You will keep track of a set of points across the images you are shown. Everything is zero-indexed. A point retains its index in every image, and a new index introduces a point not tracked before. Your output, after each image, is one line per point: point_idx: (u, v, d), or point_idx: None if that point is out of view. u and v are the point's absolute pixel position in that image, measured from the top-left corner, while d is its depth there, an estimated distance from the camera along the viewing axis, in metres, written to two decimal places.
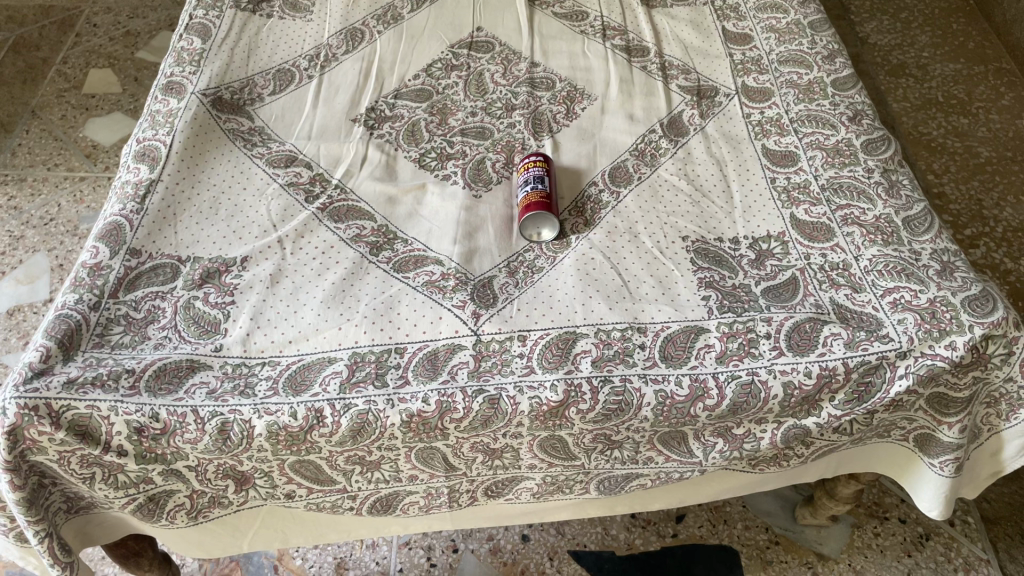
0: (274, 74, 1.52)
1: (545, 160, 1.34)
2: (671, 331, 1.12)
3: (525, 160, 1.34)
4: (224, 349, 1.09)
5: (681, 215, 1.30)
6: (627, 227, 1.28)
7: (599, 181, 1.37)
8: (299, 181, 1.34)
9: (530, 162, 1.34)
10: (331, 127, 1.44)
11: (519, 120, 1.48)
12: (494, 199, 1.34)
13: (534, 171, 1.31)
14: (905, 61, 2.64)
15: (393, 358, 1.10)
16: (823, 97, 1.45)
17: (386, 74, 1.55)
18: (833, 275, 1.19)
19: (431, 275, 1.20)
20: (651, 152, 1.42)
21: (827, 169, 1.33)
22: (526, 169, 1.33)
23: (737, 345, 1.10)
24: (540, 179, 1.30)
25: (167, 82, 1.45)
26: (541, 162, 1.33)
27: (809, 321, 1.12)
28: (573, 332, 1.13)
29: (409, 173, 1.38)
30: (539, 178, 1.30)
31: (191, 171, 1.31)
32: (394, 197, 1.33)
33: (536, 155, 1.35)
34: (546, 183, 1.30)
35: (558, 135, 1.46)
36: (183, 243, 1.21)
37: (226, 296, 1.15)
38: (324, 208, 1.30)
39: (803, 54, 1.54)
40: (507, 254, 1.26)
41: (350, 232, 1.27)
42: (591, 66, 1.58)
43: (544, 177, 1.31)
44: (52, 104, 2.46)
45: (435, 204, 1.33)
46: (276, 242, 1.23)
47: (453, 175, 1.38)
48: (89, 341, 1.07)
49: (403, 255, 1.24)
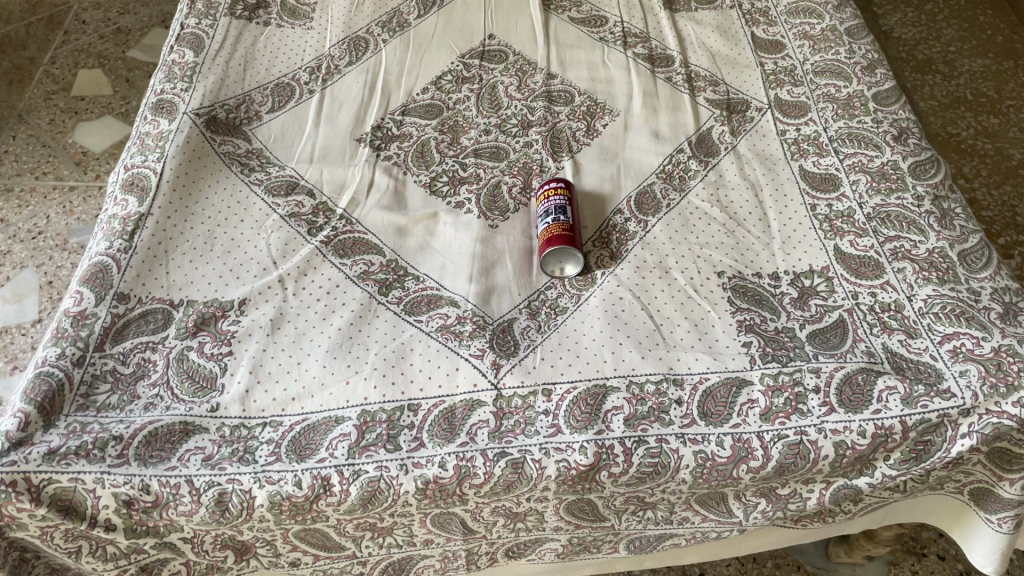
0: (273, 89, 1.41)
1: (567, 187, 1.24)
2: (711, 384, 1.03)
3: (545, 187, 1.24)
4: (221, 408, 0.99)
5: (715, 247, 1.20)
6: (657, 262, 1.18)
7: (624, 207, 1.26)
8: (301, 210, 1.24)
9: (551, 189, 1.23)
10: (335, 148, 1.34)
11: (536, 139, 1.37)
12: (511, 228, 1.24)
13: (556, 201, 1.21)
14: (931, 57, 2.53)
15: (406, 416, 1.00)
16: (864, 113, 1.35)
17: (393, 88, 1.45)
18: (885, 317, 1.09)
19: (446, 318, 1.10)
20: (680, 174, 1.31)
21: (872, 196, 1.23)
22: (546, 197, 1.22)
23: (783, 401, 1.01)
24: (563, 209, 1.20)
25: (157, 100, 1.34)
26: (563, 191, 1.23)
27: (861, 371, 1.03)
28: (603, 385, 1.03)
29: (419, 200, 1.28)
30: (561, 208, 1.20)
31: (184, 202, 1.20)
32: (404, 228, 1.23)
33: (556, 182, 1.24)
34: (569, 214, 1.20)
35: (578, 156, 1.35)
36: (176, 284, 1.11)
37: (223, 346, 1.05)
38: (328, 240, 1.20)
39: (840, 64, 1.44)
40: (527, 292, 1.16)
41: (357, 268, 1.17)
42: (613, 77, 1.47)
43: (567, 207, 1.21)
44: (40, 108, 2.34)
45: (448, 235, 1.22)
46: (277, 282, 1.13)
47: (467, 202, 1.27)
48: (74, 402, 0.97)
49: (415, 294, 1.14)
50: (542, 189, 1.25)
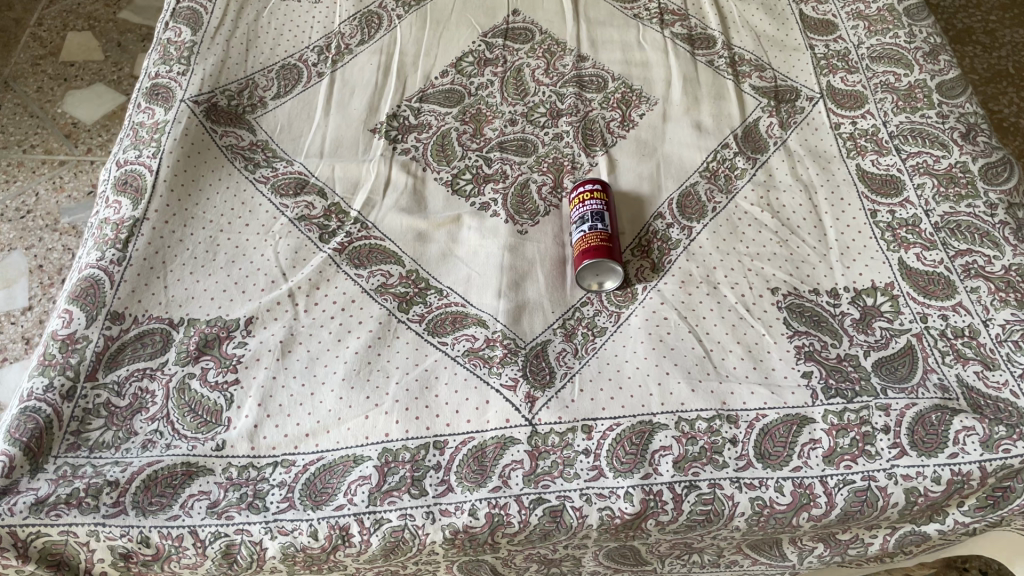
0: (278, 72, 1.29)
1: (603, 190, 1.12)
2: (769, 421, 0.93)
3: (580, 189, 1.12)
4: (226, 446, 0.89)
5: (767, 259, 1.09)
6: (704, 275, 1.07)
7: (665, 211, 1.15)
8: (311, 213, 1.12)
9: (586, 192, 1.12)
10: (347, 141, 1.22)
11: (567, 131, 1.26)
12: (541, 234, 1.13)
13: (592, 206, 1.10)
14: (971, 26, 2.39)
15: (432, 456, 0.90)
16: (928, 106, 1.23)
17: (409, 71, 1.33)
18: (958, 344, 0.99)
19: (474, 340, 1.00)
20: (725, 173, 1.20)
21: (940, 203, 1.12)
22: (580, 202, 1.11)
23: (850, 442, 0.91)
24: (600, 215, 1.09)
25: (152, 85, 1.22)
26: (600, 195, 1.11)
27: (935, 409, 0.93)
28: (649, 422, 0.93)
29: (440, 201, 1.17)
30: (598, 214, 1.09)
31: (183, 204, 1.09)
32: (424, 234, 1.12)
33: (591, 183, 1.13)
34: (607, 221, 1.08)
35: (613, 150, 1.24)
36: (175, 301, 1.00)
37: (228, 373, 0.95)
38: (341, 248, 1.09)
39: (899, 49, 1.32)
40: (561, 309, 1.05)
41: (374, 281, 1.06)
42: (649, 60, 1.35)
43: (604, 213, 1.09)
44: (27, 74, 2.21)
45: (472, 243, 1.12)
46: (287, 297, 1.03)
47: (493, 203, 1.16)
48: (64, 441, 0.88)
49: (438, 312, 1.04)
50: (576, 191, 1.13)
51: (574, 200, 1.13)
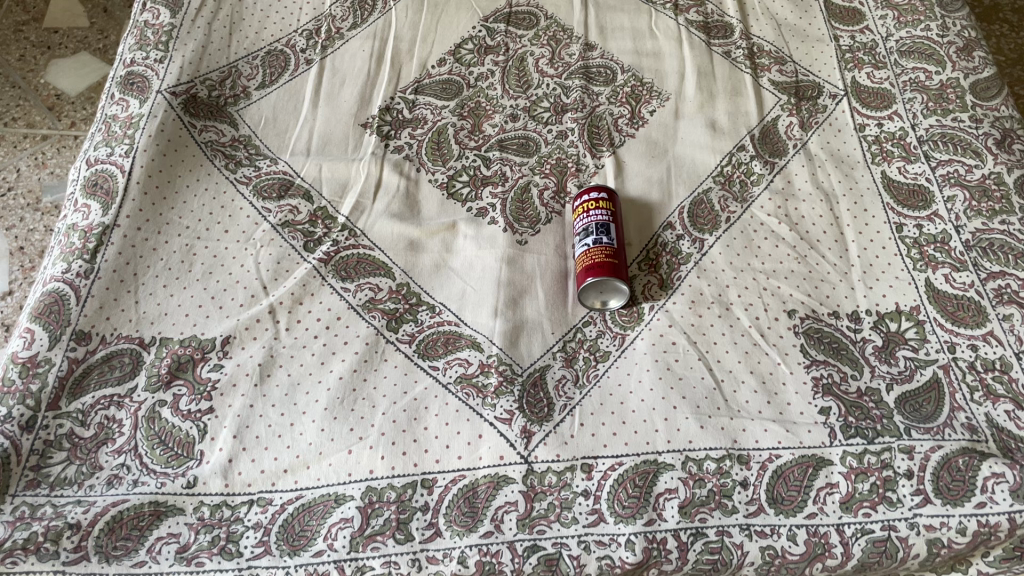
0: (263, 59, 1.21)
1: (610, 199, 1.04)
2: (783, 463, 0.86)
3: (584, 197, 1.05)
4: (198, 484, 0.83)
5: (783, 277, 1.02)
6: (716, 295, 1.00)
7: (676, 220, 1.08)
8: (295, 218, 1.05)
9: (592, 201, 1.04)
10: (336, 137, 1.14)
11: (572, 128, 1.18)
12: (542, 245, 1.05)
13: (598, 217, 1.02)
14: (999, 3, 2.27)
15: (419, 496, 0.84)
16: (960, 108, 1.15)
17: (404, 59, 1.24)
18: (987, 379, 0.92)
19: (467, 365, 0.93)
20: (741, 179, 1.12)
21: (971, 218, 1.04)
22: (585, 211, 1.03)
23: (870, 488, 0.85)
24: (607, 228, 1.01)
25: (126, 74, 1.14)
26: (606, 204, 1.03)
27: (962, 453, 0.86)
28: (654, 462, 0.86)
29: (435, 206, 1.09)
30: (605, 226, 1.01)
31: (157, 208, 1.02)
32: (416, 243, 1.05)
33: (597, 191, 1.05)
34: (613, 234, 1.01)
35: (621, 151, 1.16)
36: (147, 318, 0.93)
37: (202, 401, 0.88)
38: (326, 258, 1.01)
39: (930, 44, 1.23)
40: (562, 330, 0.98)
41: (362, 296, 0.99)
42: (662, 50, 1.26)
43: (611, 224, 1.02)
44: (8, 41, 2.11)
45: (468, 254, 1.04)
46: (267, 313, 0.96)
47: (491, 209, 1.08)
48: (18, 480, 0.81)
49: (430, 332, 0.97)
50: (580, 199, 1.05)
51: (578, 209, 1.05)
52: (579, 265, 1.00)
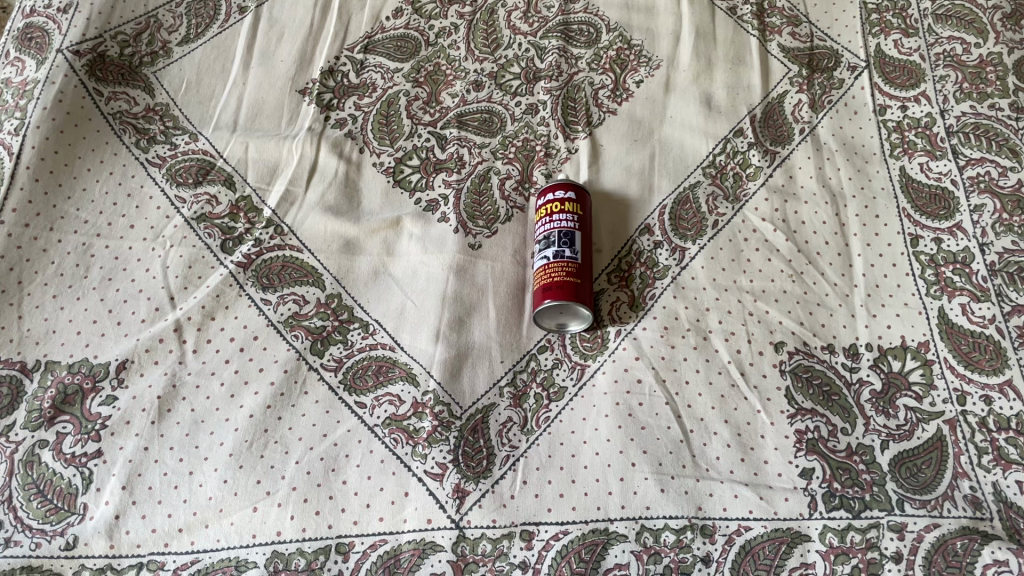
0: (188, 7, 1.05)
1: (579, 201, 0.90)
2: (753, 537, 0.74)
3: (547, 197, 0.90)
4: (78, 545, 0.73)
5: (774, 300, 0.88)
6: (693, 321, 0.86)
7: (655, 222, 0.93)
8: (213, 211, 0.91)
9: (557, 203, 0.89)
10: (268, 107, 0.99)
11: (544, 101, 1.01)
12: (498, 248, 0.91)
13: (563, 224, 0.88)
14: None
15: (332, 564, 0.72)
16: (1001, 92, 0.97)
17: (355, 9, 1.07)
18: (999, 440, 0.79)
19: (398, 403, 0.81)
20: (735, 171, 0.96)
21: (1000, 234, 0.89)
22: (548, 215, 0.89)
23: (850, 571, 0.72)
24: (571, 238, 0.87)
25: (24, 27, 0.99)
26: (574, 207, 0.89)
27: (961, 534, 0.73)
28: (605, 531, 0.74)
29: (378, 196, 0.94)
30: (569, 236, 0.87)
31: (50, 199, 0.88)
32: (353, 242, 0.91)
33: (565, 191, 0.90)
34: (578, 245, 0.86)
35: (599, 131, 1.00)
36: (31, 338, 0.81)
37: (89, 442, 0.77)
38: (246, 263, 0.88)
39: (971, 8, 1.05)
40: (513, 358, 0.85)
41: (284, 311, 0.86)
42: (656, 5, 1.09)
43: (577, 233, 0.87)
44: None
45: (411, 258, 0.90)
46: (172, 332, 0.83)
47: (442, 202, 0.94)
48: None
49: (360, 357, 0.84)
50: (545, 198, 0.91)
51: (541, 210, 0.91)
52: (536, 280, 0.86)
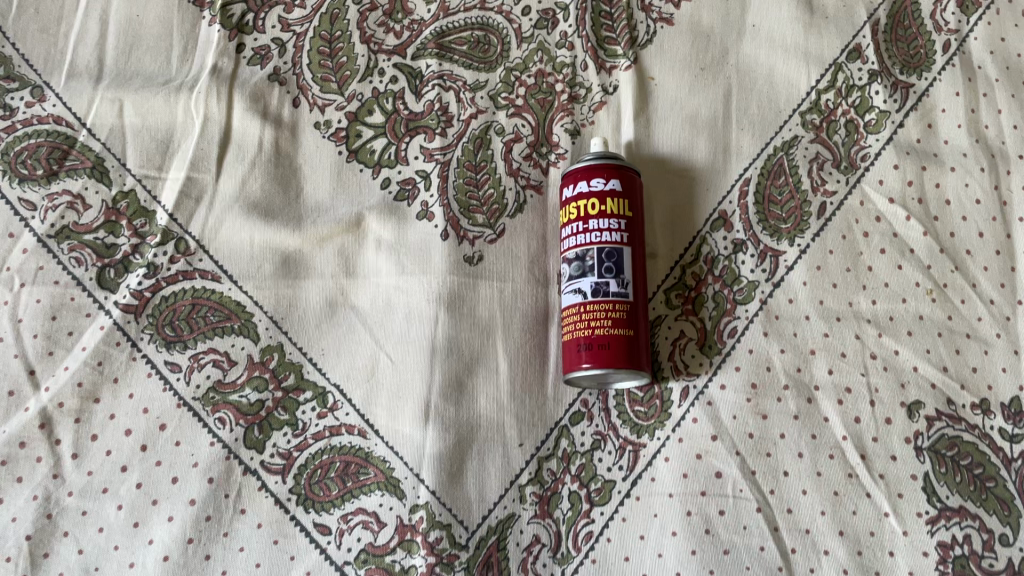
0: None
1: (627, 191, 0.60)
2: None
3: (578, 187, 0.60)
4: None
5: (905, 333, 0.61)
6: (791, 373, 0.60)
7: (733, 208, 0.64)
8: (79, 221, 0.61)
9: (595, 199, 0.59)
10: (148, 33, 0.65)
11: (565, 6, 0.68)
12: (508, 260, 0.62)
13: (605, 237, 0.58)
14: None
15: None
16: None
17: None
18: None
19: (377, 526, 0.57)
20: (849, 117, 0.65)
21: None
22: (581, 218, 0.59)
23: None
24: (619, 261, 0.58)
25: None
26: (621, 205, 0.59)
27: None
28: None
29: (325, 179, 0.64)
30: (616, 258, 0.58)
31: None
32: (293, 259, 0.62)
33: (605, 177, 0.59)
34: (628, 271, 0.58)
35: (649, 53, 0.67)
36: None
37: None
38: (138, 306, 0.60)
39: None
40: (536, 437, 0.59)
41: (201, 380, 0.59)
42: None
43: (626, 251, 0.58)
44: None
45: (382, 282, 0.62)
46: (39, 428, 0.57)
47: (420, 184, 0.64)
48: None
49: (316, 449, 0.58)
50: (574, 187, 0.60)
51: (569, 205, 0.60)
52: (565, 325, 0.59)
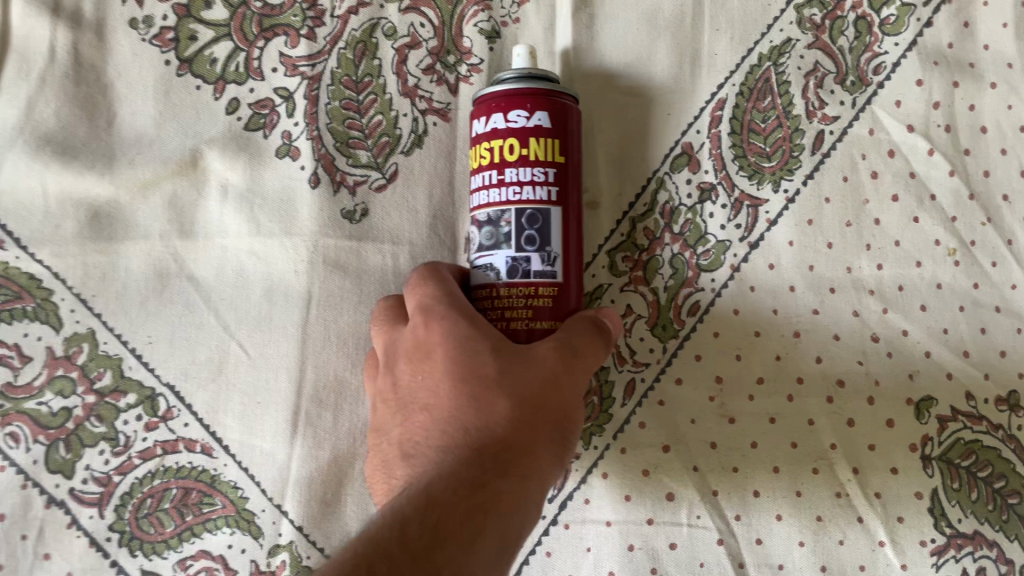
0: None
1: (558, 127, 0.42)
2: None
3: (491, 121, 0.41)
4: None
5: (919, 309, 0.47)
6: (767, 363, 0.47)
7: (701, 141, 0.48)
8: None
9: (516, 138, 0.41)
10: None
11: None
12: (403, 214, 0.47)
13: (526, 193, 0.41)
14: None
15: None
16: None
17: None
18: None
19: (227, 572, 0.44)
20: (861, 12, 0.49)
21: None
22: (496, 164, 0.41)
23: None
24: (545, 227, 0.41)
25: None
26: (549, 147, 0.41)
27: None
28: None
29: (148, 102, 0.47)
30: (541, 223, 0.41)
31: None
32: (105, 215, 0.46)
33: (530, 107, 0.41)
34: (556, 241, 0.41)
35: None
36: None
37: None
38: None
39: None
40: None
41: None
42: None
43: (554, 212, 0.41)
44: None
45: (229, 245, 0.46)
46: None
47: (280, 108, 0.47)
48: (563, 348, 0.37)
49: (144, 472, 0.44)
50: (486, 118, 0.42)
51: (479, 143, 0.42)
52: (473, 306, 0.42)
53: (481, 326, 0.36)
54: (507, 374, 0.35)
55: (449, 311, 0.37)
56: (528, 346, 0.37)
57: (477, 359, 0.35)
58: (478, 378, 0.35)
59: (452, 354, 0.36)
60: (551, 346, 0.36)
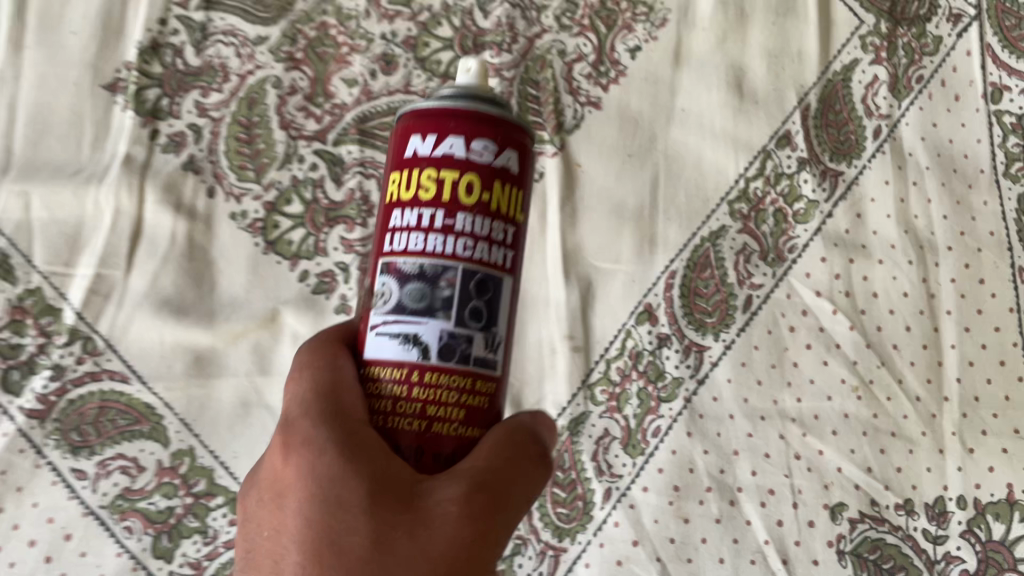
0: None
1: (522, 175, 0.37)
2: None
3: (459, 174, 0.35)
4: None
5: (831, 433, 0.61)
6: (713, 474, 0.60)
7: (658, 301, 0.63)
8: None
9: (476, 175, 0.35)
10: (60, 118, 0.62)
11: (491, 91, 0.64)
12: None
13: (480, 251, 0.35)
14: None
15: None
16: None
17: None
18: None
19: None
20: (777, 206, 0.64)
21: None
22: (443, 203, 0.35)
23: None
24: (494, 301, 0.36)
25: None
26: (511, 200, 0.36)
27: None
28: None
29: (241, 273, 0.62)
30: (490, 294, 0.36)
31: None
32: (205, 358, 0.60)
33: (499, 141, 0.35)
34: (503, 313, 0.36)
35: (575, 138, 0.65)
36: None
37: None
38: (44, 410, 0.58)
39: None
40: None
41: (108, 489, 0.57)
42: None
43: (504, 280, 0.36)
44: None
45: None
46: None
47: (339, 277, 0.62)
48: (475, 497, 0.33)
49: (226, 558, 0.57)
50: (436, 138, 0.35)
51: (419, 166, 0.36)
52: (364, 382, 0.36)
53: (370, 465, 0.33)
54: (384, 547, 0.32)
55: (338, 448, 0.33)
56: (424, 488, 0.33)
57: (350, 527, 0.32)
58: (337, 552, 0.32)
59: (325, 510, 0.33)
60: (453, 489, 0.33)
